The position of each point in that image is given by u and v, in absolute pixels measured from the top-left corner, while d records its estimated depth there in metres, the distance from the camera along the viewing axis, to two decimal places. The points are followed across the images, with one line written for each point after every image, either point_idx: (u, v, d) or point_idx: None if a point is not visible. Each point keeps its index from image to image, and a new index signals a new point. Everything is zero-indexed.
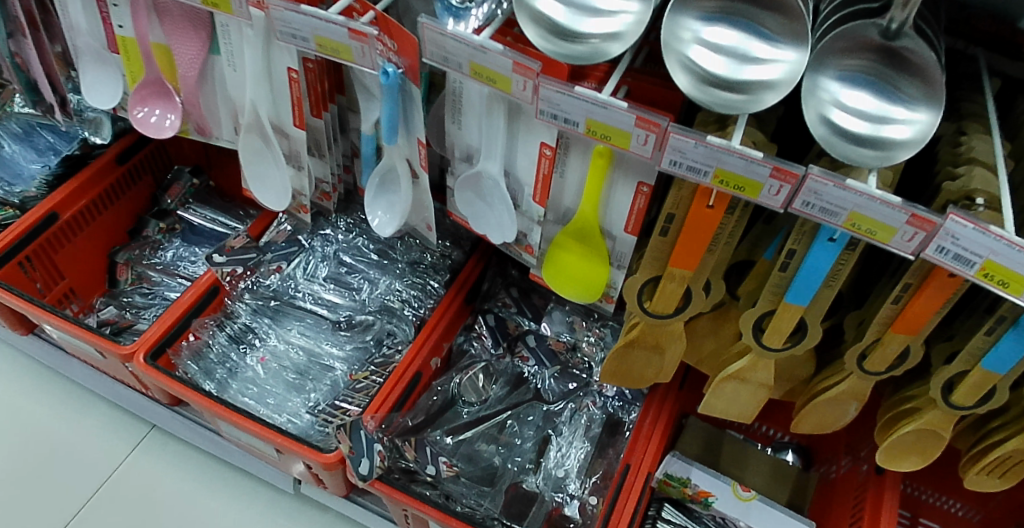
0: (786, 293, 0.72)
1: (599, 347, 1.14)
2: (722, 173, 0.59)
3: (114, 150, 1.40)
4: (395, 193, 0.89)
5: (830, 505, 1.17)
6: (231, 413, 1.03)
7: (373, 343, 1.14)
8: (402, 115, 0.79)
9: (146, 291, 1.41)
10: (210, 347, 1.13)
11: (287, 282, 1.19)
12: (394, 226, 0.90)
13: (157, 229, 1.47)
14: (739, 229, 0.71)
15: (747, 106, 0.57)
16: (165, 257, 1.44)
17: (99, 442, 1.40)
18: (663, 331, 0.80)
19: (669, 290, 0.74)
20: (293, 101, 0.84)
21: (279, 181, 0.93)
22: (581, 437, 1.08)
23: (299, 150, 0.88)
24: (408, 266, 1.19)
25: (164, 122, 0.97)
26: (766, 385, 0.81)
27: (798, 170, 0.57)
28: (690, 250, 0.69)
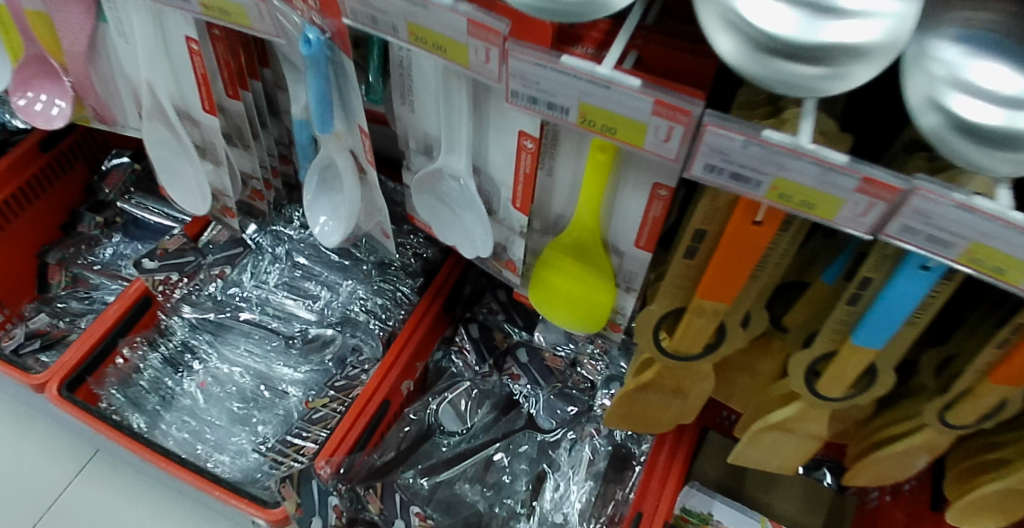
0: (851, 332, 0.54)
1: (604, 364, 0.94)
2: (781, 183, 0.40)
3: (36, 135, 1.21)
4: (339, 193, 0.71)
5: None
6: (159, 457, 0.85)
7: (333, 363, 0.94)
8: (337, 98, 0.60)
9: (84, 297, 1.23)
10: (141, 370, 0.95)
11: (232, 291, 1.00)
12: (339, 236, 0.73)
13: (94, 224, 1.28)
14: (794, 246, 0.52)
15: (824, 83, 0.37)
16: (103, 256, 1.25)
17: (40, 464, 1.14)
18: (687, 371, 0.61)
19: (696, 325, 0.55)
20: (198, 79, 0.65)
21: (192, 176, 0.75)
22: (582, 473, 0.90)
23: (214, 140, 0.70)
24: (376, 267, 0.99)
25: (52, 110, 0.77)
26: (818, 438, 0.65)
27: (899, 182, 0.38)
28: (728, 279, 0.51)
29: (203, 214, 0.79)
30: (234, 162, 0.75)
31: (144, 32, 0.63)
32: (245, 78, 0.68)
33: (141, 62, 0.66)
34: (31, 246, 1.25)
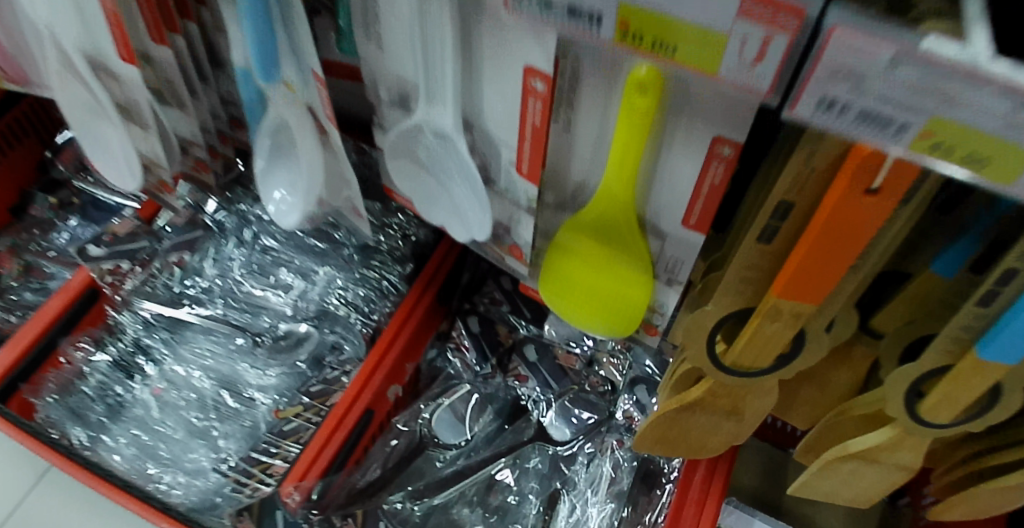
0: (975, 342, 0.40)
1: (627, 365, 0.79)
2: (939, 126, 0.26)
3: None
4: (294, 163, 0.58)
5: None
6: (95, 480, 0.71)
7: (308, 364, 0.80)
8: (283, 39, 0.46)
9: (33, 287, 0.96)
10: (88, 374, 0.81)
11: (192, 281, 0.86)
12: (299, 215, 0.60)
13: (46, 206, 1.03)
14: (905, 228, 0.38)
15: None
16: (61, 241, 0.99)
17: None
18: (748, 388, 0.47)
19: (765, 333, 0.41)
20: (110, 18, 0.49)
21: (117, 144, 0.62)
22: (602, 493, 0.75)
23: (138, 97, 0.56)
24: (358, 251, 0.84)
25: None
26: (908, 469, 0.50)
27: None
28: (815, 268, 0.37)
29: (138, 191, 0.66)
30: (169, 126, 0.61)
31: None
32: (172, 18, 0.53)
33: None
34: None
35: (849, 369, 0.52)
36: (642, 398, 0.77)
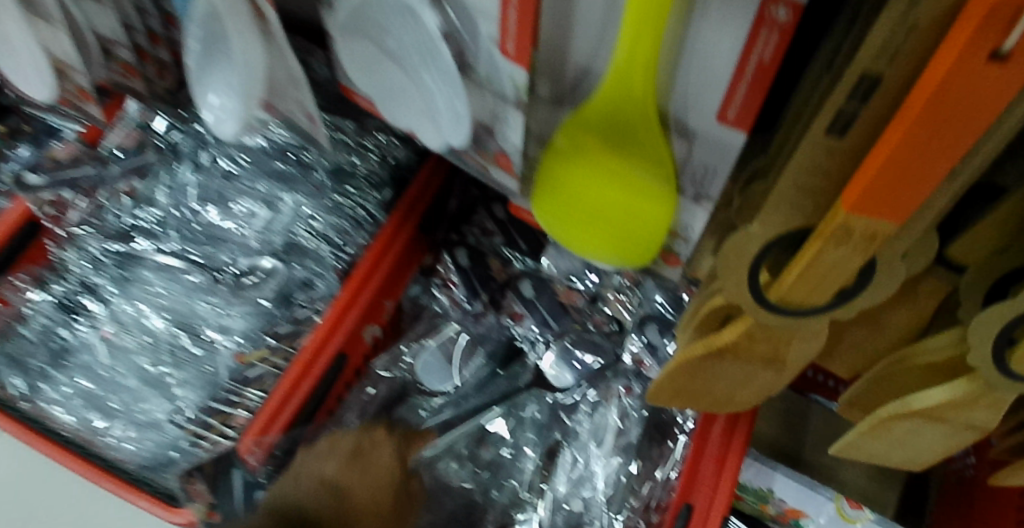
0: None
1: (636, 301, 0.70)
2: None
3: None
4: (229, 61, 0.47)
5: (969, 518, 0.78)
6: (35, 435, 0.64)
7: (277, 303, 0.71)
8: None
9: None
10: (31, 318, 0.72)
11: (145, 212, 0.76)
12: (237, 123, 0.50)
13: None
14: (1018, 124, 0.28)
15: None
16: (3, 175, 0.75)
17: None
18: (792, 331, 0.38)
19: (824, 261, 0.32)
20: None
21: (18, 40, 0.52)
22: (608, 447, 0.67)
23: None
24: (330, 175, 0.74)
25: None
26: (980, 430, 0.41)
27: None
28: (895, 174, 0.27)
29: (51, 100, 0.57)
30: None
31: None
32: None
33: None
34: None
35: (910, 308, 0.43)
36: (655, 340, 0.68)
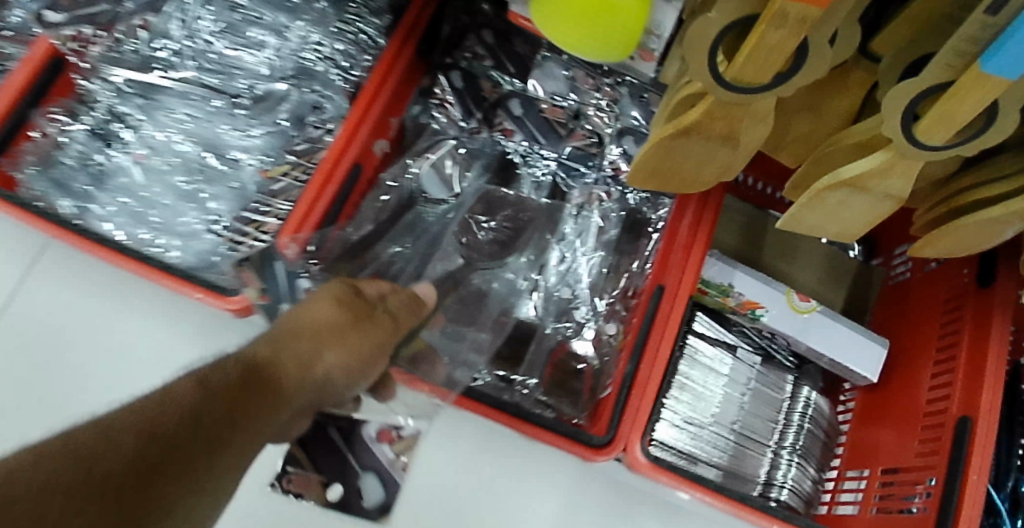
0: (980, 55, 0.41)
1: (613, 118, 0.81)
2: None
3: None
4: None
5: (902, 313, 0.93)
6: (57, 228, 0.71)
7: (291, 122, 0.80)
8: None
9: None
10: (65, 147, 0.80)
11: (159, 44, 0.82)
12: None
13: None
14: None
15: None
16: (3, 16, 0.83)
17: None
18: (742, 111, 0.48)
19: (771, 43, 0.41)
20: None
21: None
22: (592, 243, 0.80)
23: None
24: (331, 3, 0.81)
25: None
26: (897, 198, 0.52)
27: None
28: None
29: None
30: None
31: None
32: None
33: None
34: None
35: (843, 95, 0.53)
36: (628, 148, 0.80)
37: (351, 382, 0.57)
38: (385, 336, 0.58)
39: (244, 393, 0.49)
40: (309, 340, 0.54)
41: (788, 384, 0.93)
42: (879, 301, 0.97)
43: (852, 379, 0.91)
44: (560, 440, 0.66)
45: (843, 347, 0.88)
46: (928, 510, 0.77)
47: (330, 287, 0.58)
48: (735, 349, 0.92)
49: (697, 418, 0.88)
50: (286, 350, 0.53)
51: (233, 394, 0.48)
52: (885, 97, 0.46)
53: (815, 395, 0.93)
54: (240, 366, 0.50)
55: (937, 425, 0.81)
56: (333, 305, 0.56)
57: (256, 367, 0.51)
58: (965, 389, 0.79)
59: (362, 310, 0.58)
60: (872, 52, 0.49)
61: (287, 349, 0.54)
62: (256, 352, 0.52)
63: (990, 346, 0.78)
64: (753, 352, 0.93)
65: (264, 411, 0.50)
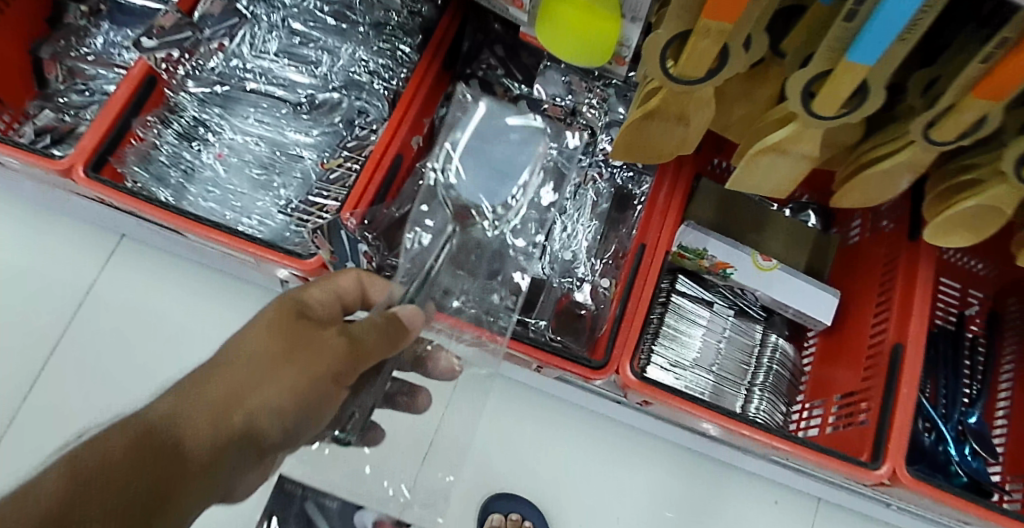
0: (847, 50, 0.57)
1: (603, 112, 1.00)
2: None
3: None
4: None
5: (856, 269, 1.03)
6: (161, 212, 0.89)
7: (343, 124, 1.00)
8: None
9: (82, 89, 1.11)
10: (158, 148, 0.98)
11: (233, 63, 1.02)
12: None
13: (79, 13, 1.13)
14: None
15: None
16: (94, 46, 1.11)
17: (59, 265, 1.15)
18: (690, 98, 0.69)
19: (702, 48, 0.61)
20: None
21: None
22: (587, 215, 0.98)
23: None
24: (373, 28, 1.01)
25: None
26: (809, 158, 0.70)
27: None
28: None
29: None
30: None
31: None
32: None
33: None
34: (19, 40, 1.10)
35: (768, 85, 0.71)
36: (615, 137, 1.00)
37: (294, 420, 0.58)
38: (334, 355, 0.59)
39: (149, 472, 0.48)
40: (227, 394, 0.55)
41: (758, 334, 1.05)
42: (837, 260, 1.08)
43: (814, 328, 1.04)
44: (566, 364, 0.84)
45: (802, 298, 1.01)
46: (869, 421, 0.87)
47: (261, 312, 0.61)
48: (710, 305, 1.04)
49: (679, 362, 1.01)
50: (201, 408, 0.54)
51: (130, 480, 0.47)
52: (788, 81, 0.64)
53: (782, 343, 1.04)
54: (145, 441, 0.50)
55: (877, 350, 0.91)
56: (268, 330, 0.59)
57: (162, 436, 0.51)
58: (899, 321, 0.89)
59: (300, 339, 0.60)
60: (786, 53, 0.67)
61: (200, 410, 0.53)
62: (165, 418, 0.52)
63: (918, 281, 0.89)
64: (726, 306, 1.05)
65: (174, 482, 0.50)
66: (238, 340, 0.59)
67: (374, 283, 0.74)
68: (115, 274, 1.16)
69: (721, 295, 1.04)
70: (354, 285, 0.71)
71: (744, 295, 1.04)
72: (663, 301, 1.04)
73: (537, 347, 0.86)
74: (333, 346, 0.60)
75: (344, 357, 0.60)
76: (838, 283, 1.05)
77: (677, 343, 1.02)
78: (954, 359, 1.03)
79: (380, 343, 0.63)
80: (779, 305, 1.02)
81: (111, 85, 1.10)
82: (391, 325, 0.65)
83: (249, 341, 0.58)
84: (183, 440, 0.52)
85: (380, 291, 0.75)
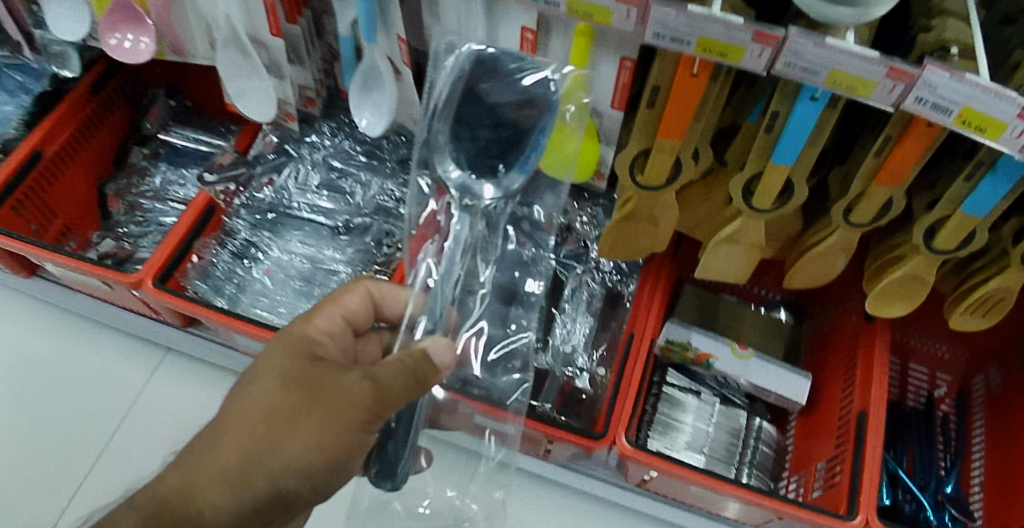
0: (773, 154, 0.74)
1: (593, 226, 1.15)
2: (836, 73, 0.60)
3: (85, 82, 1.24)
4: (382, 91, 0.95)
5: (826, 354, 1.14)
6: (220, 315, 1.04)
7: (373, 244, 1.17)
8: (379, 9, 0.83)
9: (140, 221, 1.28)
10: (215, 265, 1.14)
11: (281, 194, 1.21)
12: (382, 126, 0.96)
13: (142, 155, 1.34)
14: (723, 94, 0.77)
15: (859, 19, 0.59)
16: (154, 183, 1.30)
17: (108, 378, 1.27)
18: (656, 202, 0.87)
19: (660, 160, 0.80)
20: (267, 9, 0.89)
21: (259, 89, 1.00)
22: (584, 313, 1.11)
23: (278, 58, 0.94)
24: (398, 164, 1.22)
25: (139, 46, 1.02)
26: (758, 247, 0.87)
27: (913, 69, 0.57)
28: (679, 115, 0.74)
29: (270, 120, 1.03)
30: (293, 77, 1.00)
31: None
32: (300, 7, 0.92)
33: None
34: (91, 178, 1.30)
35: (721, 189, 0.89)
36: None
37: (318, 474, 0.59)
38: (351, 406, 0.59)
39: None
40: (240, 458, 0.58)
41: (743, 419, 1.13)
42: (809, 349, 1.19)
43: (793, 410, 1.13)
44: (570, 435, 0.96)
45: (779, 382, 1.11)
46: (844, 479, 0.95)
47: (269, 362, 0.64)
48: (699, 394, 1.14)
49: (669, 445, 1.09)
50: (214, 472, 0.57)
51: None
52: (732, 182, 0.81)
53: (765, 425, 1.13)
54: (161, 514, 0.55)
55: (846, 421, 1.01)
56: (279, 380, 0.62)
57: (179, 505, 0.56)
58: (862, 391, 1.00)
59: (312, 390, 0.61)
60: (732, 160, 0.84)
61: (212, 475, 0.57)
62: (181, 484, 0.57)
63: (875, 355, 1.00)
64: (712, 395, 1.14)
65: None
66: (253, 389, 0.61)
67: (385, 297, 0.81)
68: (160, 386, 1.27)
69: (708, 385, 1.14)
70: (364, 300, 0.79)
71: (729, 384, 1.13)
72: (655, 392, 1.14)
73: (548, 423, 0.97)
74: (351, 396, 0.59)
75: (364, 407, 0.59)
76: (813, 368, 1.16)
77: (668, 429, 1.11)
78: (928, 433, 1.06)
79: (404, 384, 0.62)
80: (759, 389, 1.12)
81: (165, 216, 1.27)
82: (418, 367, 0.63)
83: (263, 393, 0.61)
84: (199, 510, 0.56)
85: (393, 306, 0.82)
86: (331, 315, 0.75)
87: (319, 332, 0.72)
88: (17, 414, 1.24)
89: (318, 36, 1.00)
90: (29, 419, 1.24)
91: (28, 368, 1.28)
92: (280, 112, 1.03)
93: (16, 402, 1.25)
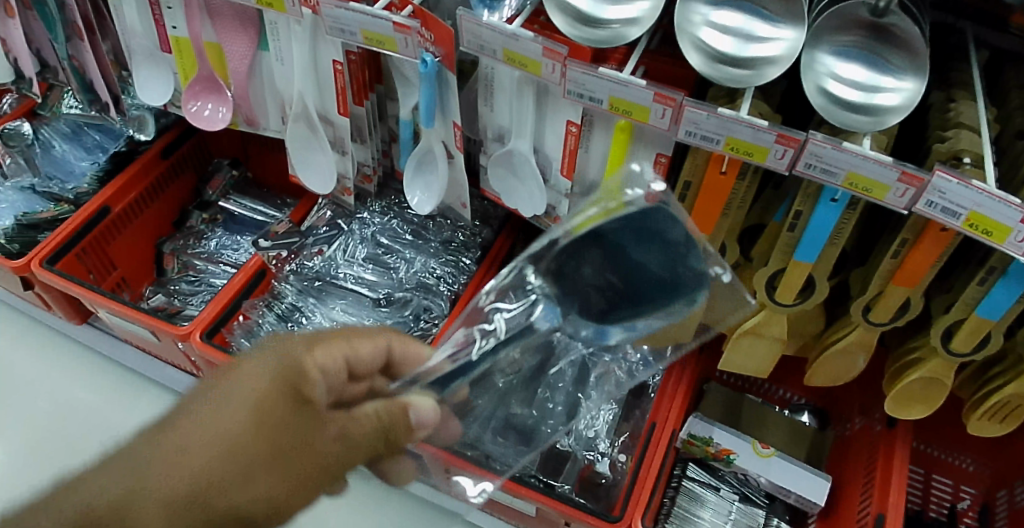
0: (796, 251, 0.79)
1: None
2: (853, 176, 0.65)
3: (159, 145, 1.36)
4: (435, 173, 1.03)
5: (847, 458, 1.15)
6: None
7: (412, 317, 1.22)
8: (438, 97, 0.91)
9: (192, 279, 1.35)
10: (261, 326, 1.20)
11: (329, 264, 1.28)
12: (431, 204, 1.04)
13: (200, 219, 1.42)
14: (750, 194, 0.83)
15: (873, 127, 0.66)
16: (209, 246, 1.38)
17: None
18: None
19: None
20: (339, 89, 0.99)
21: (324, 163, 1.11)
22: (608, 399, 1.13)
23: (343, 135, 1.05)
24: (442, 245, 1.28)
25: (216, 115, 1.13)
26: (781, 341, 0.90)
27: (923, 174, 0.62)
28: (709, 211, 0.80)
29: (329, 191, 1.14)
30: (354, 154, 1.10)
31: (303, 57, 0.97)
32: (368, 90, 1.01)
33: (300, 78, 1.00)
34: (150, 237, 1.39)
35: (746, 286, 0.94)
36: None
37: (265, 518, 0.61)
38: (316, 467, 0.62)
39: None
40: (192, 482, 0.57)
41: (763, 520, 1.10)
42: (832, 456, 1.19)
43: (813, 512, 1.12)
44: (585, 516, 0.97)
45: (801, 485, 1.10)
46: None
47: (252, 387, 0.62)
48: (719, 490, 1.12)
49: None
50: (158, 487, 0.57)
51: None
52: (756, 277, 0.85)
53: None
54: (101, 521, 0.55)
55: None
56: (254, 412, 0.60)
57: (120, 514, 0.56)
58: (880, 496, 1.01)
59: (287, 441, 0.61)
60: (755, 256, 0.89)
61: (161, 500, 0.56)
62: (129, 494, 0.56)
63: (894, 461, 1.02)
64: (732, 492, 1.12)
65: None
66: (226, 416, 0.60)
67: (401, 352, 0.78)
68: None
69: (728, 482, 1.12)
70: (377, 349, 0.75)
71: (749, 482, 1.12)
72: (674, 485, 1.12)
73: (567, 503, 0.98)
74: (321, 457, 0.62)
75: (333, 464, 0.63)
76: (834, 474, 1.16)
77: (686, 523, 1.09)
78: None
79: (371, 440, 0.66)
80: (780, 489, 1.11)
81: (216, 278, 1.34)
82: (390, 427, 0.67)
83: (235, 423, 0.60)
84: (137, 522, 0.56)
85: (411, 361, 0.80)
86: (333, 351, 0.69)
87: (318, 365, 0.67)
88: (53, 459, 1.28)
89: (379, 119, 1.09)
90: (60, 462, 1.27)
91: (71, 416, 1.32)
92: (339, 186, 1.13)
93: (51, 444, 1.29)
